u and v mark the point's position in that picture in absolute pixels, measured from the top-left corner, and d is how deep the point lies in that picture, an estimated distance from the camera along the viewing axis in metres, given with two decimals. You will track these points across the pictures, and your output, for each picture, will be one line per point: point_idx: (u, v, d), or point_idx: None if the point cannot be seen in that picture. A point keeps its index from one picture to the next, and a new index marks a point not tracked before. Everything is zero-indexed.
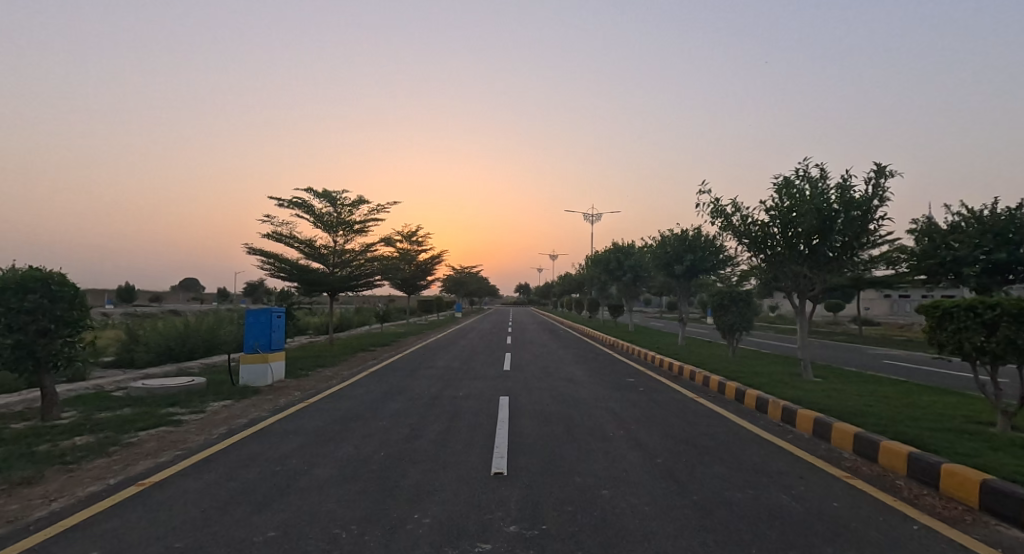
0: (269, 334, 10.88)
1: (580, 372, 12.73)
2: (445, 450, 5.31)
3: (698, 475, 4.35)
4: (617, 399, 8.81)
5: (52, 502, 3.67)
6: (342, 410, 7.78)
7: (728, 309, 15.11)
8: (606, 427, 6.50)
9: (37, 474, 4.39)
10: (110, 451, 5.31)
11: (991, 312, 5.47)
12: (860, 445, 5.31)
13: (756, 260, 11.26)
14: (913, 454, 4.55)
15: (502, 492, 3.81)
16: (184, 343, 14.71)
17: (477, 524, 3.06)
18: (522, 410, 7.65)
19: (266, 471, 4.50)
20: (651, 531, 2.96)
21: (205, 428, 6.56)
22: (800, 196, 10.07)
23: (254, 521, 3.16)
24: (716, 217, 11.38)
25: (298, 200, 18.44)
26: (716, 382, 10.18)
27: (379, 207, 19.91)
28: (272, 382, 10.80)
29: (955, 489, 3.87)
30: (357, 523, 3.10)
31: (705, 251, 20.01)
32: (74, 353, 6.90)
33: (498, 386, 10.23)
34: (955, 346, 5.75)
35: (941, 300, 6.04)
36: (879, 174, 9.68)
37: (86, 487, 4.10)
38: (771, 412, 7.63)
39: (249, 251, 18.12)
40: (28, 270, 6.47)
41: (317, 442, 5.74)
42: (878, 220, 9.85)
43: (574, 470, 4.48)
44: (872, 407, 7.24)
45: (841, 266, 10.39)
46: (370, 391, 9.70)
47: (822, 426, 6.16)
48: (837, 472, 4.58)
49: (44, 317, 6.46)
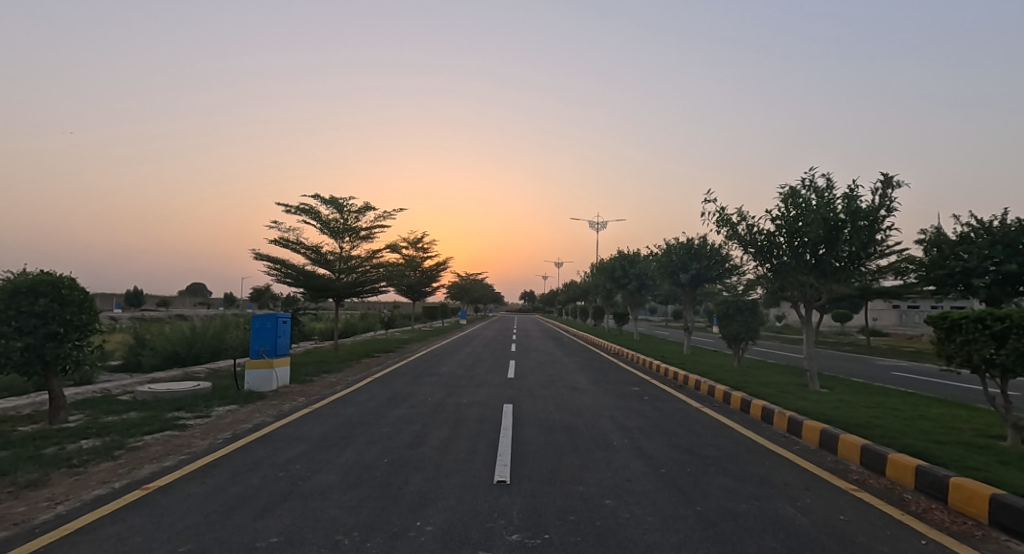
0: (275, 339, 10.91)
1: (584, 380, 12.64)
2: (448, 457, 5.31)
3: (702, 486, 4.32)
4: (621, 408, 8.75)
5: (59, 504, 3.72)
6: (346, 417, 7.74)
7: (733, 318, 15.01)
8: (610, 436, 6.48)
9: (45, 476, 4.44)
10: (116, 454, 5.35)
11: (1000, 325, 5.41)
12: (867, 458, 5.25)
13: (762, 269, 11.21)
14: (920, 467, 4.50)
15: (504, 500, 3.81)
16: (190, 348, 14.71)
17: (479, 533, 3.05)
18: (525, 418, 7.62)
19: (268, 478, 4.49)
20: (655, 541, 2.94)
21: (210, 432, 6.59)
22: (806, 206, 10.06)
23: (257, 525, 3.18)
24: (721, 226, 11.37)
25: (305, 206, 18.57)
26: (722, 392, 10.06)
27: (385, 213, 19.97)
28: (276, 387, 10.80)
29: (965, 503, 3.81)
30: (360, 529, 3.10)
31: (710, 261, 19.95)
32: (82, 357, 6.96)
33: (502, 393, 10.18)
34: (963, 358, 5.70)
35: (949, 312, 5.99)
36: (886, 184, 9.65)
37: (92, 489, 4.15)
38: (777, 422, 7.54)
39: (256, 257, 18.22)
40: (41, 274, 6.59)
41: (321, 448, 5.73)
42: (885, 230, 9.81)
43: (577, 480, 4.46)
44: (880, 419, 7.13)
45: (848, 276, 10.36)
46: (373, 398, 9.68)
47: (828, 437, 6.11)
48: (843, 486, 4.52)
49: (53, 319, 6.54)
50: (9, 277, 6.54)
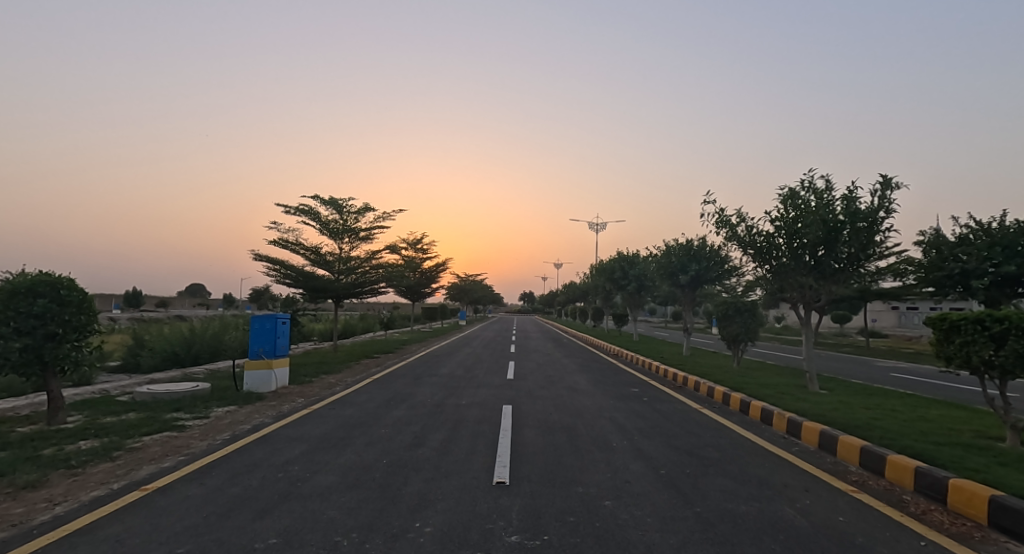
0: (274, 340, 10.90)
1: (584, 381, 12.65)
2: (447, 458, 5.30)
3: (702, 488, 4.32)
4: (620, 409, 8.74)
5: (57, 506, 3.71)
6: (345, 418, 7.74)
7: (733, 319, 15.02)
8: (610, 438, 6.47)
9: (43, 477, 4.43)
10: (114, 455, 5.33)
11: (999, 326, 5.41)
12: (867, 459, 5.25)
13: (762, 270, 11.22)
14: (920, 469, 4.49)
15: (503, 501, 3.80)
16: (189, 349, 14.71)
17: (478, 534, 3.05)
18: (525, 420, 7.62)
19: (267, 478, 4.49)
20: (655, 543, 2.94)
21: (209, 434, 6.58)
22: (805, 207, 10.08)
23: (256, 526, 3.17)
24: (721, 227, 11.39)
25: (304, 207, 18.55)
26: (721, 394, 10.06)
27: (384, 214, 19.95)
28: (275, 388, 10.78)
29: (964, 505, 3.80)
30: (359, 530, 3.10)
31: (710, 262, 19.97)
32: (80, 358, 6.95)
33: (501, 395, 10.17)
34: (963, 359, 5.70)
35: (948, 313, 5.99)
36: (885, 186, 9.67)
37: (90, 490, 4.14)
38: (776, 423, 7.54)
39: (256, 258, 18.22)
40: (40, 275, 6.59)
41: (320, 449, 5.73)
42: (884, 232, 9.82)
43: (577, 481, 4.46)
44: (879, 421, 7.12)
45: (847, 277, 10.35)
46: (372, 398, 9.67)
47: (827, 439, 6.11)
48: (842, 487, 4.51)
49: (52, 320, 6.54)
50: (8, 278, 6.53)
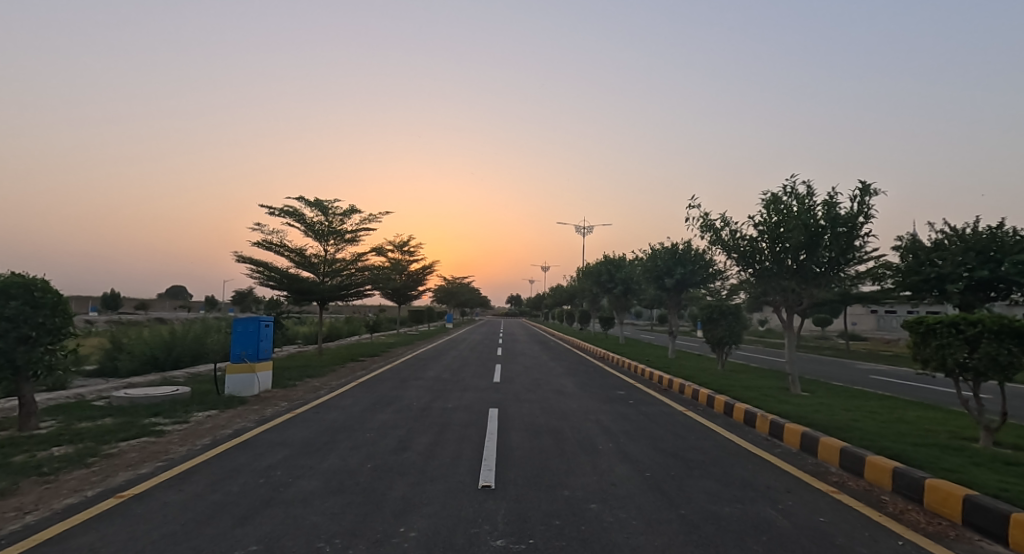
0: (257, 343, 10.73)
1: (570, 384, 12.72)
2: (432, 462, 5.26)
3: (686, 490, 4.35)
4: (607, 412, 8.78)
5: (27, 514, 3.59)
6: (329, 422, 7.64)
7: (717, 323, 15.20)
8: (596, 441, 6.48)
9: (13, 485, 4.29)
10: (89, 462, 5.18)
11: (973, 329, 5.56)
12: (846, 460, 5.34)
13: (745, 274, 11.38)
14: (897, 470, 4.58)
15: (489, 505, 3.78)
16: (170, 352, 14.47)
17: (464, 538, 3.02)
18: (512, 423, 7.61)
19: (249, 484, 4.41)
20: (639, 546, 2.95)
21: (189, 439, 6.45)
22: (787, 212, 10.27)
23: (236, 533, 3.12)
24: (705, 231, 11.52)
25: (289, 208, 18.32)
26: (706, 396, 10.16)
27: (370, 216, 19.77)
28: (258, 391, 10.61)
29: (939, 504, 3.89)
30: (342, 536, 3.06)
31: (694, 266, 20.22)
32: (54, 362, 6.77)
33: (488, 398, 10.14)
34: (938, 362, 5.82)
35: (923, 317, 6.12)
36: (865, 192, 9.88)
37: (63, 498, 4.02)
38: (760, 426, 7.64)
39: (238, 259, 17.93)
40: (12, 277, 6.39)
41: (304, 454, 5.66)
42: (863, 236, 10.02)
43: (563, 484, 4.46)
44: (859, 422, 7.28)
45: (828, 281, 10.53)
46: (358, 402, 9.58)
47: (808, 440, 6.21)
48: (823, 488, 4.58)
49: (26, 322, 6.35)
50: None
